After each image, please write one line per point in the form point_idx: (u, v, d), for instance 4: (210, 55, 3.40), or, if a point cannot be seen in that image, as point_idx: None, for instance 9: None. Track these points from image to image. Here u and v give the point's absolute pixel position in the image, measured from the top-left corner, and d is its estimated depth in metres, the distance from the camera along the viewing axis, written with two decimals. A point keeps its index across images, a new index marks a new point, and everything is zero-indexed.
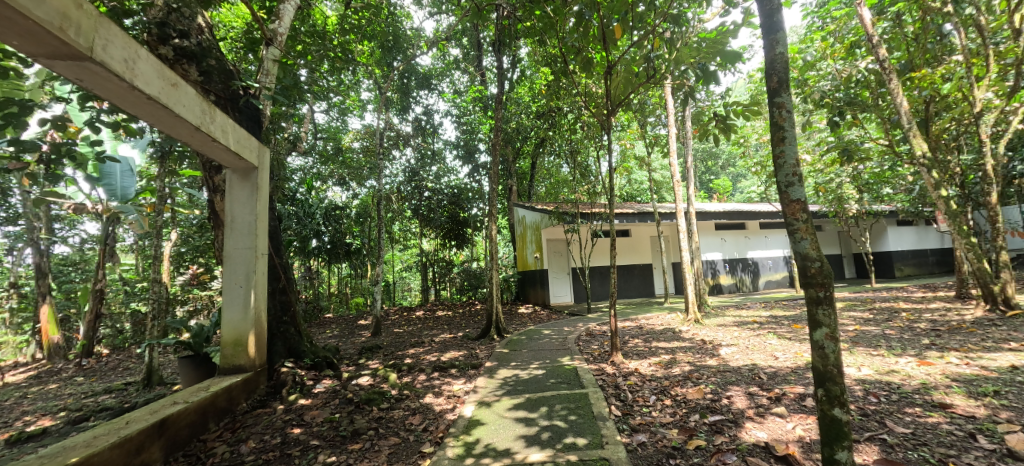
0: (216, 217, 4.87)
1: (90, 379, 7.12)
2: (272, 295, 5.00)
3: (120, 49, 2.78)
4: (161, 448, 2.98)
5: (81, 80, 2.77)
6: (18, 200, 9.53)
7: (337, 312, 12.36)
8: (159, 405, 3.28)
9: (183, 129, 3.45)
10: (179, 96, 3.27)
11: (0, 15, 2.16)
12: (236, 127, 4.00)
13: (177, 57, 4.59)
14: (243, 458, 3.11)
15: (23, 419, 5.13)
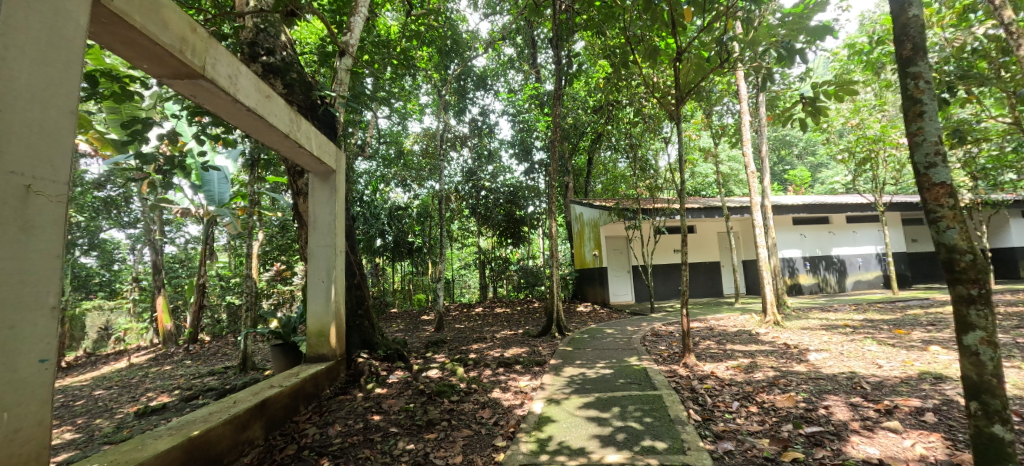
0: (301, 218, 5.27)
1: (196, 362, 8.03)
2: (348, 290, 5.31)
3: (226, 67, 3.09)
4: (262, 426, 3.28)
5: (194, 96, 3.10)
6: (138, 206, 10.99)
7: (402, 307, 12.94)
8: (259, 387, 3.60)
9: (275, 137, 3.76)
10: (272, 106, 3.57)
11: (135, 41, 2.47)
12: (318, 134, 4.31)
13: (266, 72, 5.02)
14: (331, 441, 3.33)
15: (147, 394, 5.91)
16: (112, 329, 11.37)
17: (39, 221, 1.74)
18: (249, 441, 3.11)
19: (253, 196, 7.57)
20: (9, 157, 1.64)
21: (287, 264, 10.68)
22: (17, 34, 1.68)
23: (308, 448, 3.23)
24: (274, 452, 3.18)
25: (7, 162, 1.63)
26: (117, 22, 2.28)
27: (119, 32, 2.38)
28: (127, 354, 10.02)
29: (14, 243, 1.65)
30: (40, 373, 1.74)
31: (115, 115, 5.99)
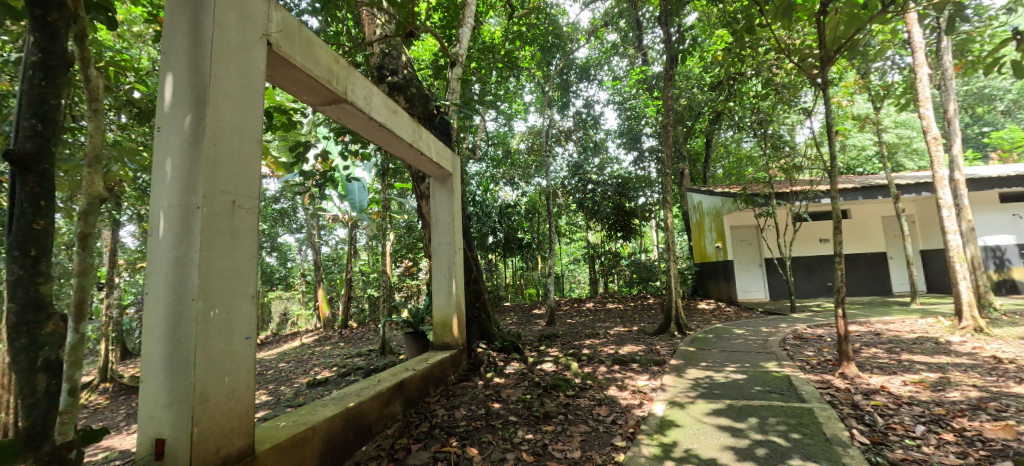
0: (425, 220, 5.68)
1: (346, 345, 9.29)
2: (467, 285, 5.59)
3: (362, 89, 3.41)
4: (400, 404, 3.61)
5: (339, 118, 3.49)
6: (299, 214, 13.10)
7: (515, 301, 13.33)
8: (397, 369, 3.97)
9: (401, 148, 4.09)
10: (398, 120, 3.88)
11: (296, 78, 2.84)
12: (437, 142, 4.60)
13: (391, 91, 5.49)
14: (457, 423, 3.53)
15: (312, 369, 7.01)
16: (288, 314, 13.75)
17: (242, 231, 2.11)
18: (391, 416, 3.44)
19: (384, 200, 8.41)
20: (221, 179, 2.02)
21: (414, 261, 11.75)
22: (221, 81, 2.04)
23: (438, 427, 3.46)
24: (411, 427, 3.47)
25: (219, 183, 2.00)
26: (282, 62, 2.62)
27: (286, 72, 2.75)
28: (298, 335, 11.99)
29: (227, 247, 2.02)
30: (246, 348, 2.12)
31: (281, 139, 7.16)
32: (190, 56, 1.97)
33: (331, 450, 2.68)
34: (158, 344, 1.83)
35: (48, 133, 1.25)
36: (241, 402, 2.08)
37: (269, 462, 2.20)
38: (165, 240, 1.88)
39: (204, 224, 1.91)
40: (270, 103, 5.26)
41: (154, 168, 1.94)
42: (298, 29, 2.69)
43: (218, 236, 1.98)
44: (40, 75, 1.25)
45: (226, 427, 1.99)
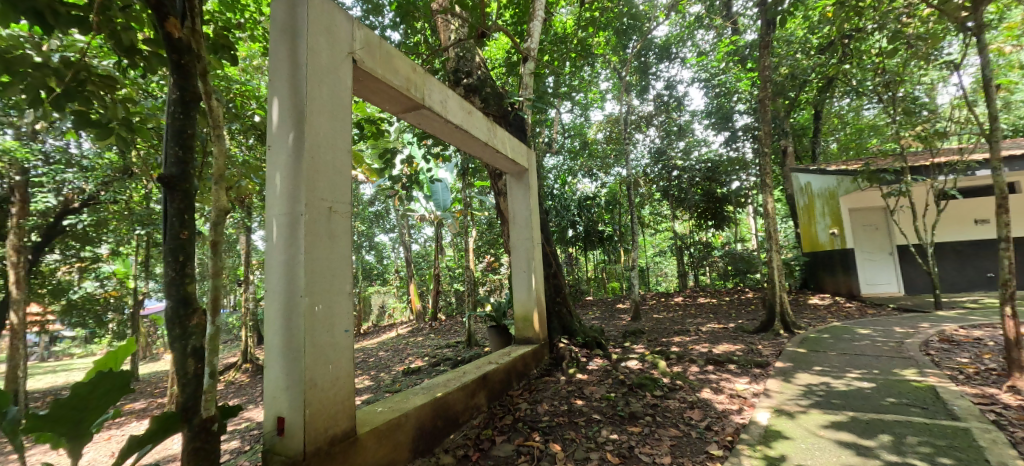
0: (503, 216, 5.66)
1: (436, 336, 9.74)
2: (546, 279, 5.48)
3: (439, 93, 3.40)
4: (485, 396, 3.60)
5: (418, 122, 3.51)
6: (391, 214, 14.01)
7: (598, 295, 12.98)
8: (481, 361, 3.98)
9: (478, 147, 4.07)
10: (474, 121, 3.85)
11: (380, 90, 2.87)
12: (512, 139, 4.54)
13: (467, 93, 5.53)
14: (540, 417, 3.42)
15: (405, 358, 7.44)
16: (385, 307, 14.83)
17: (339, 234, 2.18)
18: (476, 406, 3.44)
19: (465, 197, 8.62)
20: (320, 187, 2.10)
21: (495, 256, 11.97)
22: (316, 98, 2.11)
23: (521, 421, 3.39)
24: (496, 419, 3.44)
25: (318, 191, 2.08)
26: (364, 76, 2.66)
27: (370, 85, 2.79)
28: (394, 327, 12.85)
29: (327, 251, 2.10)
30: (345, 340, 2.18)
31: (370, 145, 7.64)
32: (289, 75, 2.10)
33: (422, 439, 2.72)
34: (276, 336, 1.98)
35: (185, 155, 1.90)
36: (344, 390, 2.16)
37: (368, 445, 2.28)
38: (277, 244, 2.02)
39: (307, 230, 2.00)
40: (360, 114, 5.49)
41: (266, 179, 2.09)
42: (378, 43, 2.71)
43: (320, 241, 2.06)
44: (180, 112, 1.91)
45: (332, 410, 2.08)
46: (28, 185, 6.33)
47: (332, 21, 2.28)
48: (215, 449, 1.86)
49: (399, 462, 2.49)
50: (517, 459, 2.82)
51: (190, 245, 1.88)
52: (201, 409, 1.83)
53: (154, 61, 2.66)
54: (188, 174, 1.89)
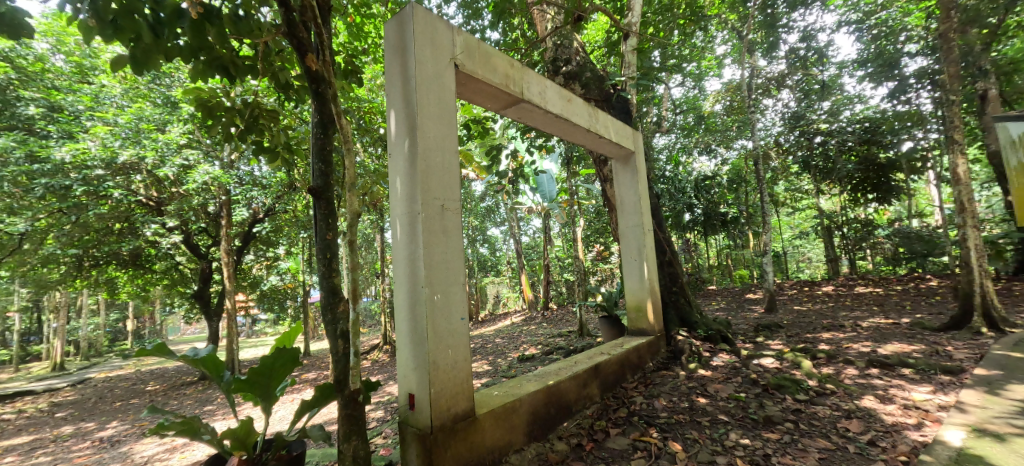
0: (610, 202, 5.49)
1: (549, 325, 9.94)
2: (660, 268, 5.21)
3: (537, 85, 3.24)
4: (598, 386, 3.52)
5: (518, 117, 3.42)
6: (500, 208, 14.64)
7: (722, 284, 11.95)
8: (592, 353, 3.91)
9: (579, 133, 3.93)
10: (573, 109, 3.70)
11: (478, 88, 2.83)
12: (615, 121, 4.35)
13: (567, 81, 5.50)
14: (658, 413, 3.30)
15: (520, 346, 7.76)
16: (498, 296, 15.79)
17: (452, 228, 2.27)
18: (588, 397, 3.38)
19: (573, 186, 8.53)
20: (433, 187, 2.22)
21: (605, 244, 11.75)
22: (425, 106, 2.25)
23: (637, 415, 3.29)
24: (610, 410, 3.37)
25: (433, 190, 2.21)
26: (465, 80, 2.68)
27: (469, 85, 2.76)
28: (509, 315, 13.41)
29: (442, 244, 2.20)
30: (462, 327, 2.28)
31: (479, 143, 7.99)
32: (400, 88, 2.29)
33: (536, 424, 2.79)
34: (405, 322, 2.18)
35: (325, 169, 2.18)
36: (463, 371, 2.27)
37: (487, 426, 2.41)
38: (401, 240, 2.22)
39: (425, 226, 2.13)
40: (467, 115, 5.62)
41: (389, 182, 2.32)
42: (476, 45, 2.69)
43: (436, 236, 2.18)
44: (320, 130, 2.19)
45: (455, 390, 2.22)
46: (230, 203, 7.68)
47: (434, 32, 2.37)
48: (361, 421, 2.03)
49: (516, 444, 2.59)
50: (634, 455, 2.74)
51: (334, 243, 2.13)
52: (349, 382, 2.03)
53: (301, 92, 3.26)
54: (329, 183, 2.17)
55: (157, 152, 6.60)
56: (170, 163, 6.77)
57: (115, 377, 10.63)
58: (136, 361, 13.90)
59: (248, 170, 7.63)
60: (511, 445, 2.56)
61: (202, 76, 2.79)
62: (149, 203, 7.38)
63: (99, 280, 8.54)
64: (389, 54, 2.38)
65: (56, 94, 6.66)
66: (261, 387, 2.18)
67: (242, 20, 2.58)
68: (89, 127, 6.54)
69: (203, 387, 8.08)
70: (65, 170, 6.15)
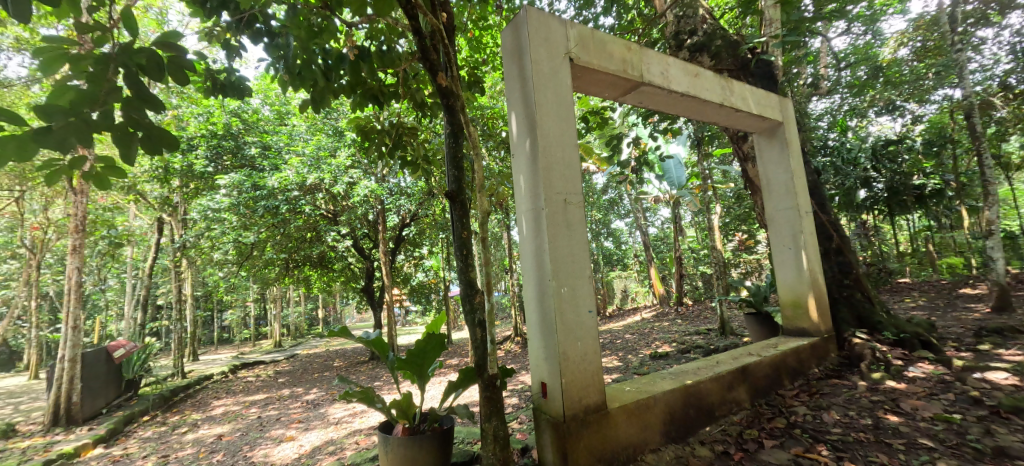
0: (753, 185, 4.69)
1: (686, 322, 9.32)
2: (826, 257, 4.44)
3: (658, 64, 2.97)
4: (747, 391, 3.13)
5: (640, 103, 3.19)
6: (625, 199, 14.20)
7: (917, 275, 9.66)
8: (738, 353, 3.47)
9: (711, 111, 3.47)
10: (702, 83, 3.23)
11: (593, 78, 2.75)
12: (754, 89, 3.72)
13: (693, 54, 4.96)
14: (829, 428, 2.76)
15: (654, 343, 7.45)
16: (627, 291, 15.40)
17: (575, 222, 2.35)
18: (737, 402, 3.04)
19: (705, 171, 7.90)
20: (556, 182, 2.33)
21: (750, 232, 10.54)
22: (543, 103, 2.36)
23: (798, 427, 2.80)
24: (763, 419, 2.94)
25: (554, 185, 2.32)
26: (581, 73, 2.66)
27: (584, 76, 2.71)
28: (639, 311, 13.01)
29: (566, 237, 2.30)
30: (590, 320, 2.33)
31: (599, 136, 7.91)
32: (519, 90, 2.45)
33: (674, 424, 2.62)
34: (535, 313, 2.33)
35: (458, 175, 2.40)
36: (593, 364, 2.32)
37: (620, 420, 2.38)
38: (528, 235, 2.38)
39: (549, 221, 2.26)
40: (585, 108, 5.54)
41: (514, 181, 2.50)
42: (591, 34, 2.63)
43: (560, 229, 2.29)
44: (453, 139, 2.42)
45: (586, 382, 2.28)
46: (384, 211, 8.82)
47: (548, 30, 2.45)
48: (499, 402, 2.25)
49: (651, 442, 2.48)
50: None
51: (469, 241, 2.38)
52: (488, 367, 2.26)
53: (435, 108, 3.67)
54: (463, 186, 2.40)
55: (331, 173, 7.97)
56: (341, 181, 8.04)
57: (312, 354, 13.20)
58: (325, 342, 17.04)
59: (396, 182, 8.77)
60: (646, 443, 2.47)
61: (361, 106, 3.33)
62: (327, 215, 8.96)
63: (298, 277, 10.71)
64: (507, 59, 2.56)
65: (266, 137, 8.58)
66: (417, 366, 2.57)
67: (387, 54, 3.14)
68: (287, 158, 8.24)
69: (371, 367, 9.49)
70: (274, 194, 7.89)
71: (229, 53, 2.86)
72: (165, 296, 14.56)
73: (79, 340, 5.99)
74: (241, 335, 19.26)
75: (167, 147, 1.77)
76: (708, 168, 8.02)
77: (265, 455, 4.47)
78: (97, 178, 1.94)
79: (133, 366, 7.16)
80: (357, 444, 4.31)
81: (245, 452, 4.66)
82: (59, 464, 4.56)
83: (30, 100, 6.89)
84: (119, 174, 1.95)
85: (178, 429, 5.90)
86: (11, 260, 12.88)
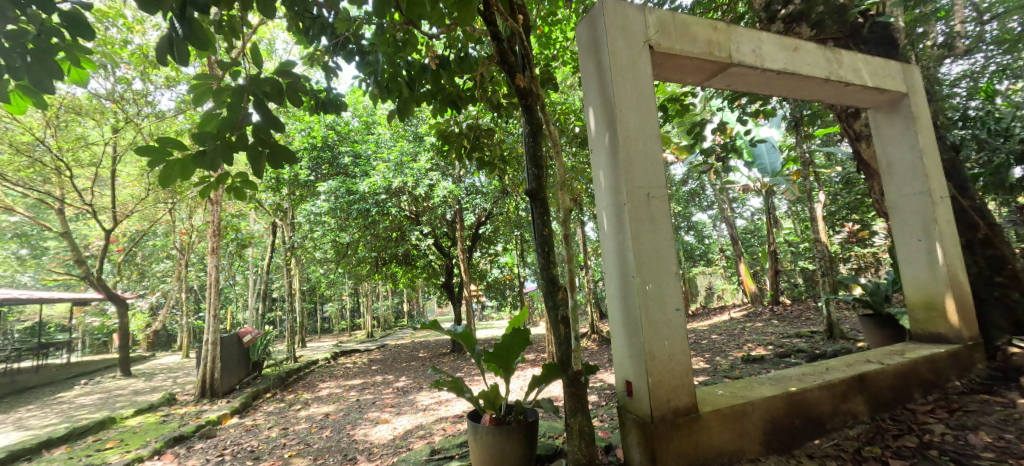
0: (867, 168, 4.14)
1: (784, 323, 8.52)
2: (969, 250, 3.77)
3: (749, 41, 2.74)
4: (865, 402, 2.79)
5: (729, 85, 2.97)
6: (709, 191, 13.34)
7: None
8: (853, 359, 3.10)
9: (813, 88, 3.13)
10: (802, 57, 2.92)
11: (675, 64, 2.61)
12: (868, 59, 3.29)
13: (787, 27, 4.22)
14: (977, 452, 2.35)
15: (747, 345, 6.91)
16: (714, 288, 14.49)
17: (660, 216, 2.25)
18: (853, 414, 2.71)
19: (805, 156, 7.14)
20: (637, 176, 2.25)
21: (862, 223, 9.34)
22: (622, 95, 2.28)
23: (935, 448, 2.42)
24: (887, 435, 2.59)
25: (636, 179, 2.24)
26: (662, 59, 2.54)
27: (665, 63, 2.58)
28: (727, 310, 12.16)
29: (650, 233, 2.21)
30: (678, 318, 2.22)
31: (679, 125, 7.50)
32: (598, 84, 2.40)
33: (775, 434, 2.41)
34: (619, 311, 2.28)
35: (538, 173, 2.42)
36: (682, 365, 2.21)
37: (713, 426, 2.24)
38: (611, 230, 2.34)
39: (631, 216, 2.19)
40: (664, 96, 5.27)
41: (594, 177, 2.47)
42: (672, 18, 2.49)
43: (643, 224, 2.20)
44: (531, 138, 2.44)
45: (675, 383, 2.18)
46: (462, 210, 9.16)
47: (625, 18, 2.36)
48: (584, 399, 2.24)
49: (749, 452, 2.31)
50: None
51: (551, 238, 2.39)
52: (572, 364, 2.26)
53: (511, 107, 3.73)
54: (542, 184, 2.41)
55: (414, 176, 8.41)
56: (422, 183, 8.42)
57: (400, 344, 14.11)
58: (410, 334, 18.13)
59: (471, 181, 9.07)
60: (744, 452, 2.30)
61: (441, 110, 3.49)
62: (410, 216, 9.49)
63: (386, 273, 11.51)
64: (584, 53, 2.52)
65: (357, 146, 9.32)
66: (502, 359, 2.63)
67: (464, 60, 3.26)
68: (375, 164, 8.88)
69: (454, 358, 9.94)
70: (365, 198, 8.55)
71: (326, 74, 3.15)
72: (278, 289, 16.50)
73: (217, 326, 7.01)
74: (339, 326, 21.16)
75: (287, 160, 1.99)
76: (808, 153, 7.24)
77: (365, 434, 4.88)
78: (237, 191, 2.32)
79: (258, 351, 8.30)
80: (445, 430, 4.54)
81: (348, 430, 5.13)
82: (205, 429, 5.40)
83: (177, 128, 8.22)
84: (253, 186, 2.32)
85: (293, 406, 6.64)
86: (164, 260, 15.40)
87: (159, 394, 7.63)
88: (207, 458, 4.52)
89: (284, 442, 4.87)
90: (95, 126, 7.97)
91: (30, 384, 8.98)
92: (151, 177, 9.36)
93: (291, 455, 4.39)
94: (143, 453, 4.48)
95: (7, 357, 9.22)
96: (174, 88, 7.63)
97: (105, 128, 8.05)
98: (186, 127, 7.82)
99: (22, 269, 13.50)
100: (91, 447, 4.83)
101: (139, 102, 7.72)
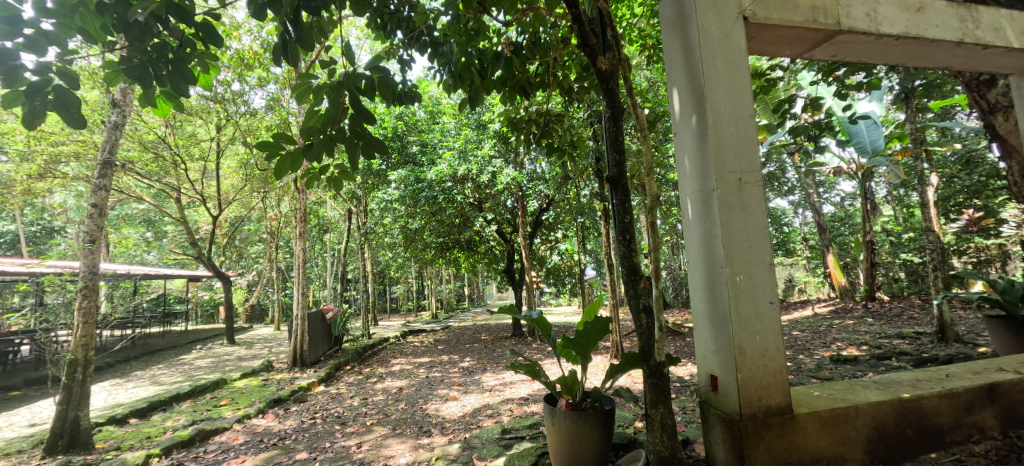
0: (1003, 144, 3.51)
1: (880, 321, 7.69)
2: None
3: (862, 5, 2.45)
4: (995, 416, 2.45)
5: (835, 56, 2.68)
6: (793, 174, 12.28)
7: None
8: (981, 366, 2.72)
9: (940, 53, 2.73)
10: (928, 18, 2.56)
11: (774, 35, 2.39)
12: (1011, 15, 2.80)
13: None
14: None
15: (837, 343, 6.33)
16: (794, 281, 13.43)
17: (753, 203, 2.10)
18: (979, 428, 2.40)
19: (914, 133, 6.27)
20: (729, 160, 2.11)
21: (985, 209, 8.11)
22: (712, 74, 2.14)
23: None
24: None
25: (727, 163, 2.10)
26: (758, 31, 2.33)
27: (762, 35, 2.38)
28: (811, 304, 11.18)
29: (741, 221, 2.07)
30: (772, 312, 2.08)
31: (760, 103, 6.89)
32: (684, 62, 2.27)
33: (882, 442, 2.20)
34: (705, 302, 2.20)
35: (619, 159, 2.36)
36: (776, 361, 2.08)
37: (809, 428, 2.09)
38: (696, 218, 2.23)
39: (721, 203, 2.07)
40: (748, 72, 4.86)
41: (678, 161, 2.37)
42: None
43: (733, 211, 2.08)
44: (611, 123, 2.37)
45: (767, 381, 2.06)
46: (525, 196, 9.19)
47: None
48: (668, 389, 2.20)
49: (851, 460, 2.13)
50: None
51: (632, 225, 2.33)
52: (654, 354, 2.22)
53: (582, 91, 3.64)
54: (623, 171, 2.34)
55: (478, 163, 8.50)
56: (485, 170, 8.51)
57: (463, 327, 14.61)
58: (473, 317, 18.64)
59: (533, 168, 9.00)
60: (845, 459, 2.13)
61: (509, 98, 3.48)
62: (474, 203, 9.67)
63: (450, 258, 11.88)
64: (669, 30, 2.39)
65: (424, 135, 9.66)
66: (580, 344, 2.62)
67: (536, 45, 3.24)
68: (441, 152, 9.16)
69: (517, 341, 10.13)
70: (433, 186, 8.85)
71: (401, 67, 3.27)
72: (353, 270, 17.76)
73: (305, 302, 7.67)
74: (406, 306, 22.28)
75: (378, 150, 2.13)
76: (918, 130, 6.36)
77: (437, 409, 5.14)
78: (334, 180, 2.52)
79: (338, 327, 9.07)
80: (513, 411, 4.66)
81: (420, 404, 5.43)
82: (298, 394, 6.02)
83: (266, 124, 9.01)
84: (351, 177, 2.53)
85: (370, 379, 7.16)
86: (258, 242, 17.11)
87: (259, 360, 8.58)
88: (301, 420, 5.02)
89: (366, 411, 5.26)
90: (202, 125, 8.97)
91: (158, 347, 10.49)
92: (247, 168, 10.36)
93: (372, 423, 4.75)
94: (251, 411, 5.09)
95: (140, 324, 10.82)
96: (265, 87, 8.37)
97: (210, 126, 9.03)
98: (276, 122, 8.57)
99: (147, 249, 15.62)
100: (209, 403, 5.57)
101: (237, 102, 8.49)
